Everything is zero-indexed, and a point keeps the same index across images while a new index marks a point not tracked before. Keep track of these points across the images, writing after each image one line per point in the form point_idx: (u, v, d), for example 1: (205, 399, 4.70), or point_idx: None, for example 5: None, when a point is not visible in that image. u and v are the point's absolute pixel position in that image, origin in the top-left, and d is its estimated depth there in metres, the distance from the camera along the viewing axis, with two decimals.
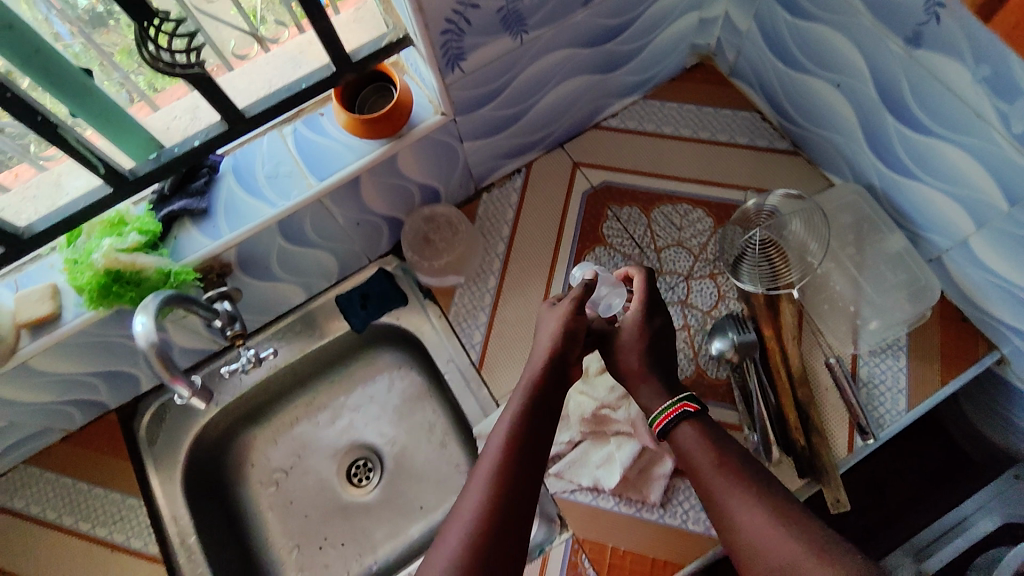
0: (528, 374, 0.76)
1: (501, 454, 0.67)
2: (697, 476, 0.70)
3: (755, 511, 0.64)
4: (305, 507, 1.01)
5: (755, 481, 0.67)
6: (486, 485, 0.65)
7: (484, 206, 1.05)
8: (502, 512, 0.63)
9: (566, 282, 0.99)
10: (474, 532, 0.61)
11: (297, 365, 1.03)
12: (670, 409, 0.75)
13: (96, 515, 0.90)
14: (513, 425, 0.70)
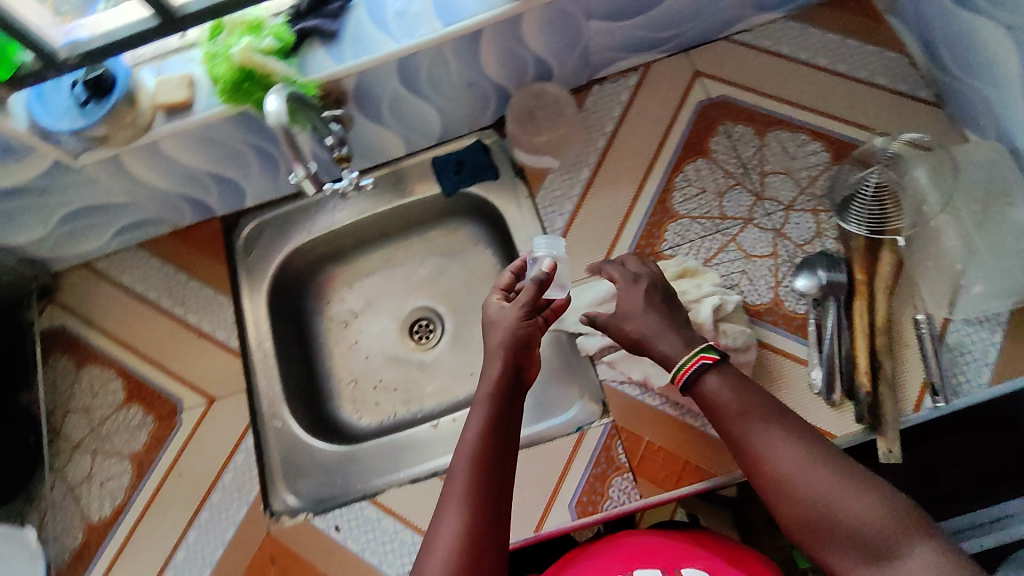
0: (485, 381, 0.71)
1: (465, 480, 0.63)
2: (724, 424, 0.68)
3: (791, 452, 0.63)
4: (367, 349, 1.08)
5: (784, 424, 0.66)
6: (460, 516, 0.61)
7: (593, 98, 1.02)
8: (478, 540, 0.60)
9: (659, 188, 0.96)
10: (454, 574, 0.58)
11: (383, 218, 1.07)
12: (690, 362, 0.71)
13: (190, 303, 1.00)
14: (474, 440, 0.65)
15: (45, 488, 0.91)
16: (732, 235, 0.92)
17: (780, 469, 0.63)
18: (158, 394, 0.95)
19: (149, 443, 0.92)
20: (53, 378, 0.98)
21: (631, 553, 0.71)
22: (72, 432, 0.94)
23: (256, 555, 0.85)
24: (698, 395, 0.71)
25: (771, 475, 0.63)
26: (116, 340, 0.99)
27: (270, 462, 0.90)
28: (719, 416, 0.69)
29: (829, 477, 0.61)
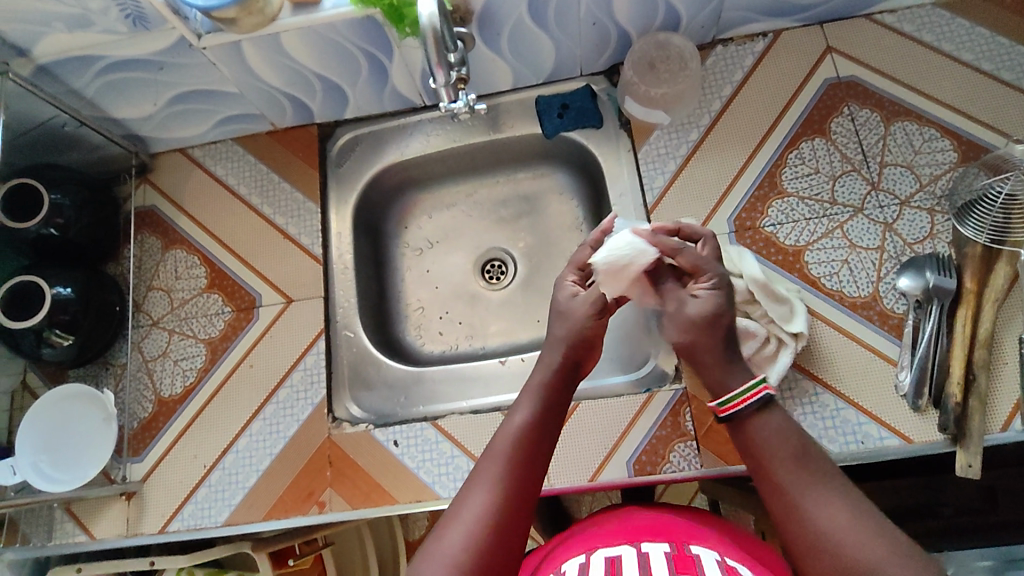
0: (540, 377, 0.73)
1: (505, 458, 0.65)
2: (764, 469, 0.63)
3: (838, 513, 0.58)
4: (438, 279, 1.07)
5: (834, 481, 0.60)
6: (493, 490, 0.63)
7: (713, 59, 0.98)
8: (504, 517, 0.61)
9: (770, 161, 0.92)
10: (477, 536, 0.59)
11: (475, 151, 1.06)
12: (749, 393, 0.65)
13: (279, 204, 1.01)
14: (520, 428, 0.68)
15: (122, 357, 0.94)
16: (839, 222, 0.89)
17: (819, 526, 0.57)
18: (238, 286, 0.97)
19: (225, 331, 0.94)
20: (139, 254, 1.00)
21: (639, 523, 0.68)
22: (152, 309, 0.97)
23: (314, 455, 0.87)
24: (741, 432, 0.65)
25: (804, 532, 0.58)
26: (204, 229, 1.01)
27: (337, 368, 0.93)
28: (760, 458, 0.63)
29: (880, 547, 0.55)
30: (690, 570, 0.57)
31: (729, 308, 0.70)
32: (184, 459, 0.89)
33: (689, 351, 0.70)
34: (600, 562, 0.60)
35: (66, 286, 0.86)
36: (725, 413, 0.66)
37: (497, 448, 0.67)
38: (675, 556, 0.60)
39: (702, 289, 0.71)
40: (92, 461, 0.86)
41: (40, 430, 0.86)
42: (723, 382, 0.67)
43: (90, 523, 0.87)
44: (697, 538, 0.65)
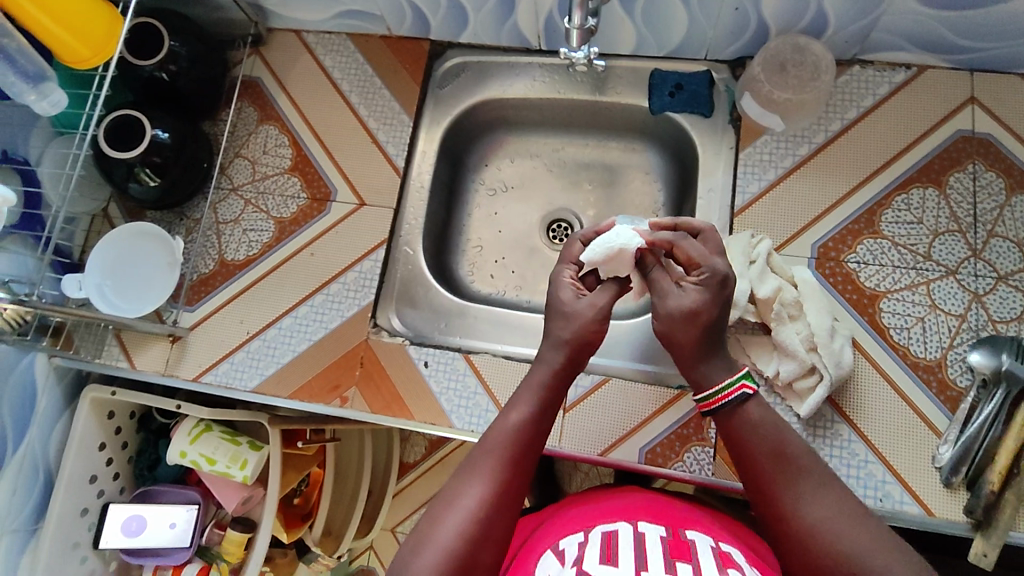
0: (539, 375, 0.72)
1: (500, 455, 0.66)
2: (747, 466, 0.65)
3: (821, 506, 0.61)
4: (502, 224, 1.08)
5: (815, 477, 0.63)
6: (487, 485, 0.64)
7: (847, 77, 0.93)
8: (496, 511, 0.63)
9: (875, 198, 0.88)
10: (470, 527, 0.61)
11: (576, 108, 1.04)
12: (726, 391, 0.67)
13: (375, 108, 1.02)
14: (516, 426, 0.68)
15: (197, 213, 0.98)
16: (926, 279, 0.85)
17: (804, 520, 0.61)
18: (318, 177, 0.99)
19: (296, 215, 0.97)
20: (235, 121, 1.03)
21: (634, 505, 0.69)
22: (234, 176, 1.00)
23: (348, 352, 0.91)
24: (724, 428, 0.68)
25: (793, 524, 0.61)
26: (298, 112, 1.02)
27: (389, 281, 0.96)
28: (743, 456, 0.66)
29: (864, 537, 0.59)
30: (685, 555, 0.58)
31: (711, 306, 0.68)
32: (230, 322, 0.93)
33: (671, 345, 0.71)
34: (596, 542, 0.60)
35: (164, 130, 0.89)
36: (707, 409, 0.69)
37: (492, 441, 0.67)
38: (670, 542, 0.60)
39: (688, 283, 0.71)
40: (150, 298, 0.91)
41: (108, 259, 0.91)
42: (707, 378, 0.69)
43: (134, 353, 0.93)
44: (694, 524, 0.66)
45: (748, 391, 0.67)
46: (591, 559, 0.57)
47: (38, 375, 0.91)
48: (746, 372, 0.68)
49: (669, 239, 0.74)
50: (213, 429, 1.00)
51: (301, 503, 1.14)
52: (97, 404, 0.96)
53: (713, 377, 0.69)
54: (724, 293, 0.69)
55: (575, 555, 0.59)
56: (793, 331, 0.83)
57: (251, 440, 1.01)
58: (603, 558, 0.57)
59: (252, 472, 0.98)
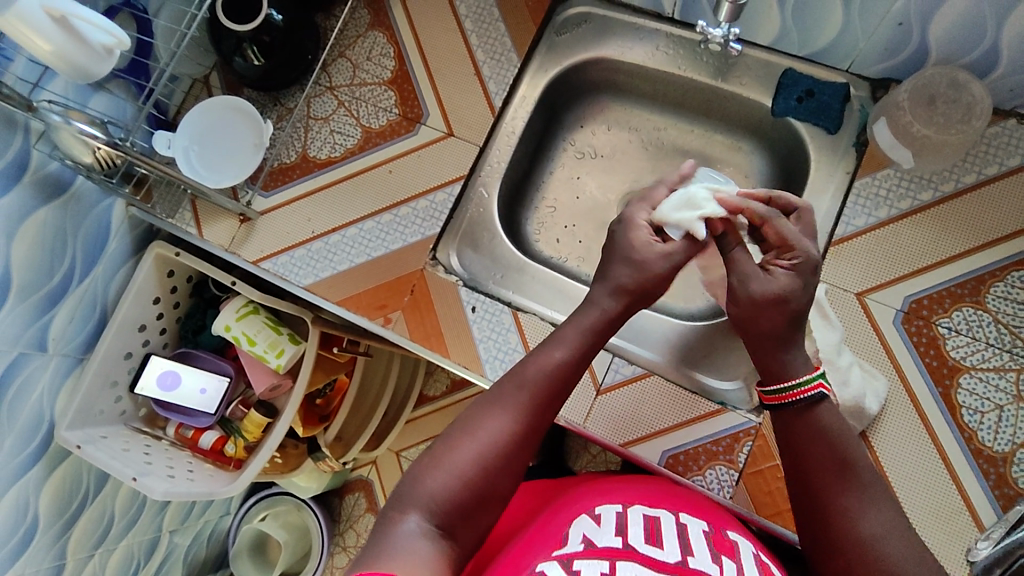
0: (582, 319, 0.70)
1: (530, 390, 0.65)
2: (803, 465, 0.63)
3: (875, 517, 0.58)
4: (582, 191, 1.04)
5: (873, 489, 0.60)
6: (512, 417, 0.63)
7: (998, 129, 0.83)
8: (517, 444, 0.63)
9: (989, 266, 0.81)
10: (489, 455, 0.61)
11: (692, 90, 0.98)
12: (801, 388, 0.64)
13: (486, 39, 0.97)
14: (553, 365, 0.67)
15: (292, 103, 0.98)
16: (1019, 366, 0.78)
17: (857, 529, 0.58)
18: (414, 95, 0.96)
19: (384, 129, 0.96)
20: (347, 19, 1.01)
21: (672, 496, 0.68)
22: (334, 74, 0.99)
23: (402, 277, 0.91)
24: (786, 427, 0.66)
25: (839, 530, 0.59)
26: (410, 25, 0.99)
27: (458, 217, 0.95)
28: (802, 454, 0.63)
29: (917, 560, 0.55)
30: (728, 553, 0.58)
31: (800, 295, 0.66)
32: (298, 217, 0.94)
33: (746, 329, 0.68)
34: (638, 520, 0.60)
35: (279, 13, 0.89)
36: (774, 404, 0.67)
37: (525, 376, 0.66)
38: (712, 536, 0.60)
39: (777, 268, 0.67)
40: (230, 173, 0.92)
41: (200, 126, 0.93)
42: (783, 369, 0.66)
43: (204, 222, 0.96)
44: (730, 526, 0.65)
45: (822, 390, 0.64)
46: (636, 536, 0.57)
47: (113, 219, 0.97)
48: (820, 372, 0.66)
49: (763, 215, 0.70)
50: (259, 313, 1.03)
51: (322, 404, 1.17)
52: (160, 261, 1.01)
53: (788, 370, 0.66)
54: (813, 280, 0.68)
55: (617, 526, 0.58)
56: None
57: (291, 333, 1.05)
58: (648, 538, 0.56)
59: (285, 362, 1.02)
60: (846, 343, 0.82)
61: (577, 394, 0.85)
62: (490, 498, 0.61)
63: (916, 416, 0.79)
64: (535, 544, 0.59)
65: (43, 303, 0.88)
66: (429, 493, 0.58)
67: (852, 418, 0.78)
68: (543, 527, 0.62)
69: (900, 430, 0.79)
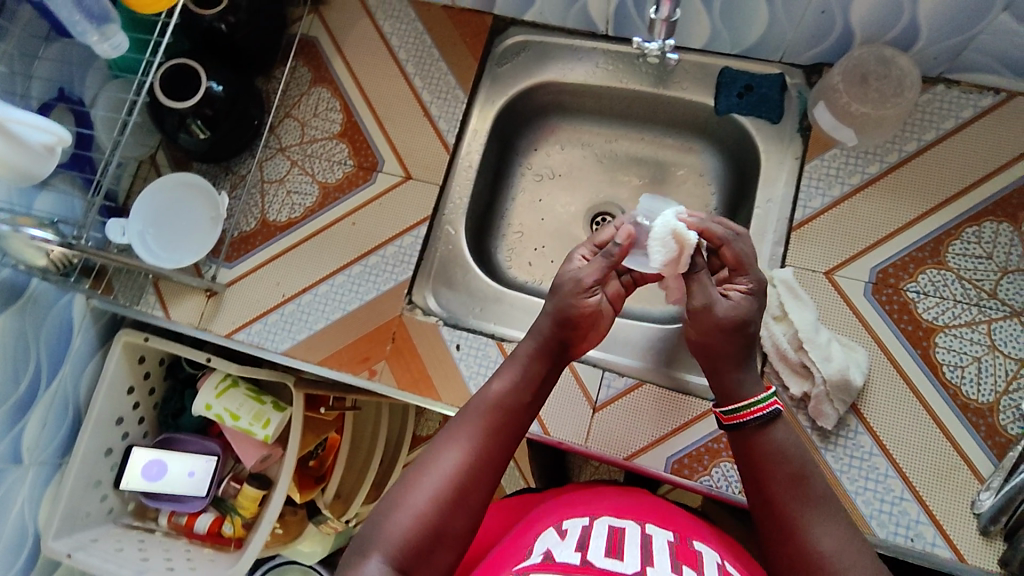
0: (523, 348, 0.71)
1: (480, 421, 0.65)
2: (761, 484, 0.63)
3: (830, 535, 0.59)
4: (545, 212, 1.05)
5: (827, 506, 0.61)
6: (463, 450, 0.63)
7: (929, 96, 0.87)
8: (472, 476, 0.62)
9: (943, 227, 0.84)
10: (444, 491, 0.60)
11: (636, 99, 1.00)
12: (760, 405, 0.65)
13: (430, 80, 0.98)
14: (498, 395, 0.67)
15: (244, 169, 0.97)
16: (988, 318, 0.81)
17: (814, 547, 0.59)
18: (366, 144, 0.97)
19: (341, 182, 0.96)
20: (288, 79, 1.01)
21: (645, 506, 0.68)
22: (282, 135, 0.98)
23: (380, 326, 0.90)
24: (743, 444, 0.66)
25: (798, 548, 0.60)
26: (353, 77, 0.99)
27: (428, 258, 0.95)
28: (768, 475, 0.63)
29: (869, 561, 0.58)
30: (690, 562, 0.58)
31: (756, 317, 0.68)
32: (266, 283, 0.93)
33: (703, 347, 0.68)
34: (602, 532, 0.61)
35: (219, 84, 0.88)
36: (731, 422, 0.66)
37: (473, 410, 0.66)
38: (677, 547, 0.60)
39: (735, 292, 0.69)
40: (189, 252, 0.91)
41: (150, 207, 0.91)
42: (738, 389, 0.67)
43: (170, 303, 0.94)
44: (694, 534, 0.65)
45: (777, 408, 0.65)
46: (597, 550, 0.57)
47: (75, 314, 0.93)
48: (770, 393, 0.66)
49: (722, 239, 0.71)
50: (239, 385, 1.01)
51: (315, 466, 1.16)
52: (129, 349, 0.98)
53: (746, 389, 0.66)
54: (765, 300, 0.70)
55: (580, 539, 0.59)
56: (776, 332, 0.83)
57: (274, 401, 1.03)
58: (608, 551, 0.57)
59: (273, 432, 1.00)
60: (823, 322, 0.84)
61: (573, 415, 0.85)
62: (449, 535, 0.60)
63: (902, 382, 0.81)
64: (501, 562, 0.60)
65: (11, 413, 0.84)
66: (388, 537, 0.58)
67: (841, 394, 0.79)
68: (511, 542, 0.63)
69: (889, 397, 0.80)
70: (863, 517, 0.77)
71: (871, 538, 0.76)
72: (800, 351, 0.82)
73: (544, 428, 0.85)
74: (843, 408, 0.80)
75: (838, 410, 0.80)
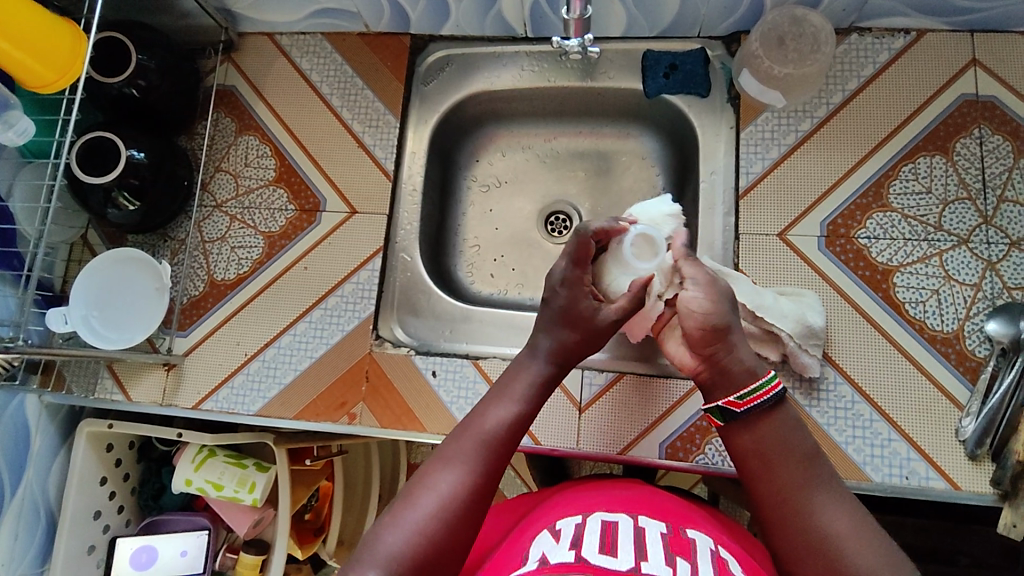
0: (528, 372, 0.70)
1: (486, 440, 0.63)
2: (767, 473, 0.60)
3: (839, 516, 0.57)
4: (499, 221, 1.03)
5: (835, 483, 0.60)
6: (469, 469, 0.60)
7: (846, 47, 0.90)
8: (476, 499, 0.59)
9: (881, 170, 0.86)
10: (448, 511, 0.57)
11: (567, 96, 1.00)
12: (760, 390, 0.62)
13: (360, 111, 0.96)
14: (506, 419, 0.65)
15: (182, 233, 0.94)
16: (939, 250, 0.83)
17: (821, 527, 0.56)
18: (305, 186, 0.94)
19: (285, 228, 0.93)
20: (212, 133, 0.98)
21: (638, 497, 0.68)
22: (217, 191, 0.95)
23: (352, 367, 0.88)
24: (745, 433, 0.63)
25: (806, 531, 0.56)
26: (279, 120, 0.97)
27: (388, 289, 0.93)
28: (770, 465, 0.61)
29: None
30: (684, 553, 0.58)
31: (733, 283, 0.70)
32: (226, 344, 0.90)
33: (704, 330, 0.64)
34: (596, 528, 0.60)
35: (140, 151, 0.85)
36: (737, 409, 0.63)
37: (479, 429, 0.64)
38: (670, 538, 0.60)
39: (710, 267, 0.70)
40: (141, 326, 0.86)
41: (93, 286, 0.86)
42: (740, 375, 0.64)
43: (129, 384, 0.90)
44: (688, 522, 0.65)
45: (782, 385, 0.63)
46: (590, 546, 0.56)
47: (30, 416, 0.88)
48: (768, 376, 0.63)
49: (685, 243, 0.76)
50: (217, 454, 0.98)
51: (312, 518, 1.13)
52: (94, 439, 0.93)
53: (745, 375, 0.64)
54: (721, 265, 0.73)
55: (574, 539, 0.58)
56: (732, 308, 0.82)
57: (257, 462, 0.99)
58: (602, 548, 0.56)
59: (261, 494, 0.96)
60: (786, 282, 0.85)
61: (561, 419, 0.84)
62: (452, 554, 0.56)
63: (869, 326, 0.82)
64: (499, 568, 0.59)
65: None
66: (387, 552, 0.54)
67: (811, 340, 0.80)
68: (508, 548, 0.63)
69: (859, 344, 0.82)
70: (856, 466, 0.78)
71: (868, 483, 0.78)
72: (756, 319, 0.81)
73: (534, 437, 0.84)
74: (818, 359, 0.81)
75: (815, 360, 0.81)
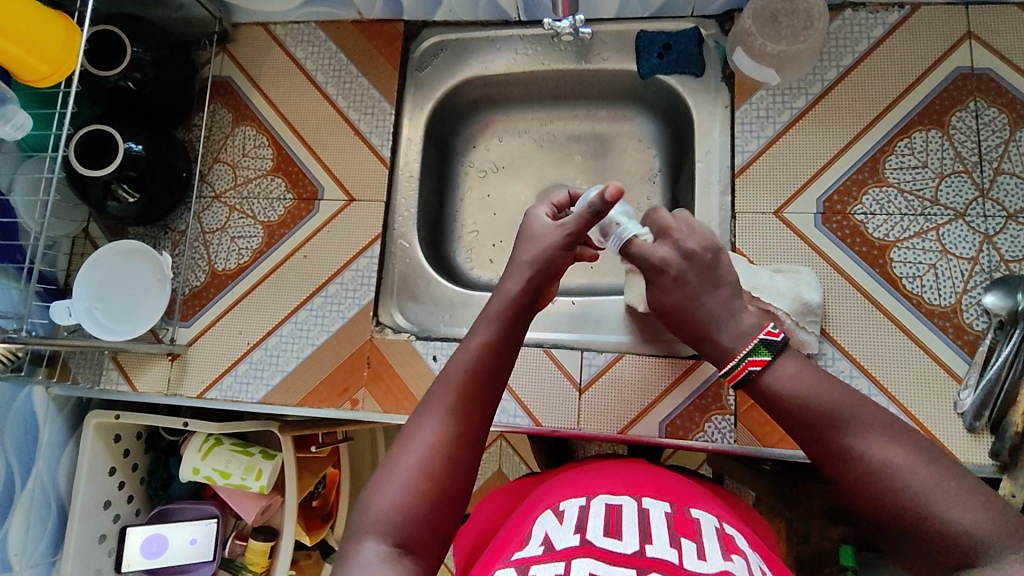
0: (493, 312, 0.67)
1: (459, 385, 0.61)
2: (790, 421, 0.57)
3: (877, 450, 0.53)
4: (496, 206, 1.03)
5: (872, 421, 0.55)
6: (447, 417, 0.59)
7: (840, 22, 0.89)
8: (459, 444, 0.58)
9: (877, 145, 0.86)
10: (432, 461, 0.57)
11: (561, 79, 1.00)
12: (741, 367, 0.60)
13: (355, 98, 0.97)
14: (471, 362, 0.63)
15: (182, 224, 0.95)
16: (935, 224, 0.83)
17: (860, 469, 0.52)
18: (302, 175, 0.95)
19: (284, 218, 0.94)
20: (208, 124, 0.98)
21: (641, 478, 0.68)
22: (215, 182, 0.96)
23: (353, 354, 0.89)
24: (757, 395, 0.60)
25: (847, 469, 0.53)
26: (275, 109, 0.97)
27: (387, 277, 0.94)
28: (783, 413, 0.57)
29: None
30: (688, 534, 0.58)
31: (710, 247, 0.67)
32: (228, 333, 0.91)
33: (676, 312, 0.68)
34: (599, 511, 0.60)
35: (137, 143, 0.85)
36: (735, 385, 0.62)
37: (450, 376, 0.63)
38: (673, 517, 0.60)
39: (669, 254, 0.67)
40: (143, 318, 0.88)
41: (95, 278, 0.87)
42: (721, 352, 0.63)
43: (134, 375, 0.91)
44: (691, 502, 0.65)
45: (778, 343, 0.60)
46: (595, 530, 0.56)
47: (37, 407, 0.89)
48: (756, 345, 0.60)
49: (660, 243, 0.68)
50: (223, 442, 0.99)
51: (320, 505, 1.13)
52: (102, 430, 0.94)
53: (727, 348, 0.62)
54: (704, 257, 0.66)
55: (578, 522, 0.58)
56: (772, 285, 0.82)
57: (263, 449, 1.00)
58: (607, 532, 0.56)
59: (268, 481, 0.97)
60: (782, 259, 0.86)
61: (561, 400, 0.85)
62: (447, 502, 0.56)
63: (866, 301, 0.83)
64: (502, 551, 0.60)
65: None
66: (380, 513, 0.54)
67: (808, 317, 0.81)
68: (511, 530, 0.63)
69: (856, 318, 0.82)
70: None
71: None
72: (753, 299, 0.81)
73: (535, 419, 0.85)
74: (816, 334, 0.82)
75: (812, 334, 0.81)
